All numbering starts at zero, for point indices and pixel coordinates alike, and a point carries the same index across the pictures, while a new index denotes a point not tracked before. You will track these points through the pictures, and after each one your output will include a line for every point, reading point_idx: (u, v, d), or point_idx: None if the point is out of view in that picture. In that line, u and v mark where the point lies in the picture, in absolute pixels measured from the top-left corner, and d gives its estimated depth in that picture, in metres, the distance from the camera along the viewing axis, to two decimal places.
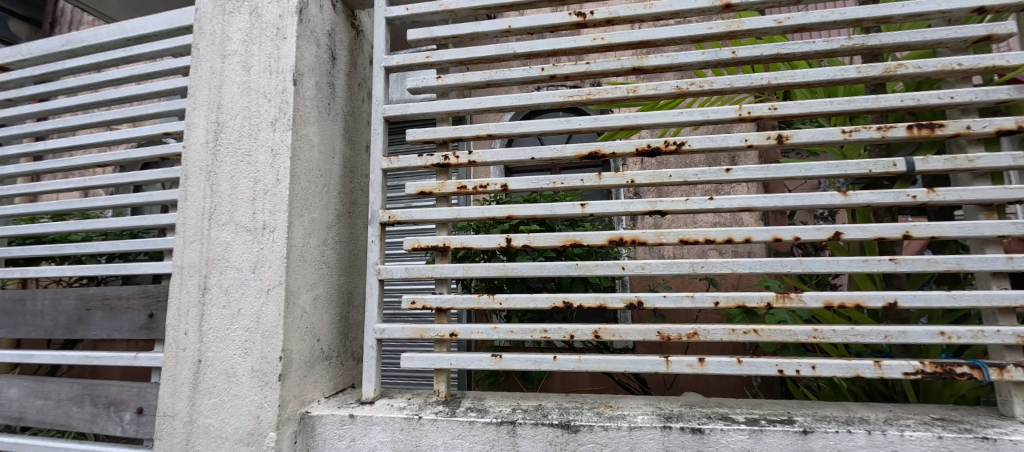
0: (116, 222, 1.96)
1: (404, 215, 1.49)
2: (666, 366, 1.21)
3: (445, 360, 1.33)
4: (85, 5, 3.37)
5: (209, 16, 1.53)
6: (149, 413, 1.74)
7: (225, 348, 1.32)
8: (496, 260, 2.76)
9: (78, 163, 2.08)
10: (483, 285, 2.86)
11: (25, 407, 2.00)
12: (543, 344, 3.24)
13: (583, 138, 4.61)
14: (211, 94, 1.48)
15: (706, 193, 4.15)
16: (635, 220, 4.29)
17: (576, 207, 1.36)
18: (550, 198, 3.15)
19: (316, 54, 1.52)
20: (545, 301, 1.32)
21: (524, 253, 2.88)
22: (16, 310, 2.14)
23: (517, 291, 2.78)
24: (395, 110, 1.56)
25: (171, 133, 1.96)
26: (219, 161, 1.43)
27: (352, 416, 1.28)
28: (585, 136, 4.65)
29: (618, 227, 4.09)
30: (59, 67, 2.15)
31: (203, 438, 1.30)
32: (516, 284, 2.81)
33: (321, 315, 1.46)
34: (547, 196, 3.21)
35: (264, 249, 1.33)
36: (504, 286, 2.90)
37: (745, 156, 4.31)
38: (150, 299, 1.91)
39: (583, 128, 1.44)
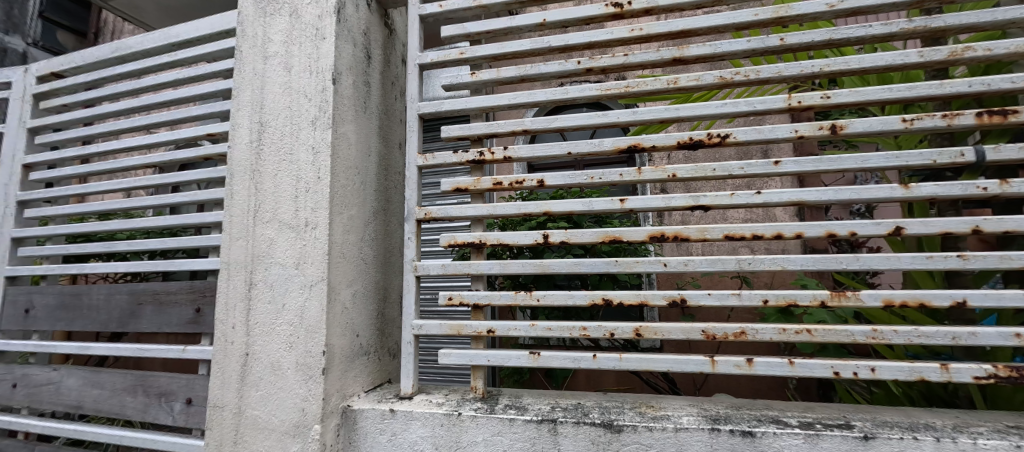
0: (160, 222, 2.03)
1: (440, 212, 1.51)
2: (711, 366, 1.15)
3: (483, 357, 1.34)
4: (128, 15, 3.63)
5: (251, 19, 1.57)
6: (198, 405, 1.83)
7: (271, 342, 1.35)
8: (523, 257, 2.78)
9: (125, 164, 2.17)
10: (508, 283, 2.77)
11: (83, 396, 2.11)
12: (570, 342, 3.23)
13: (609, 134, 4.59)
14: (254, 95, 1.52)
15: (737, 187, 4.03)
16: (662, 216, 4.24)
17: (614, 203, 1.34)
18: (578, 194, 3.15)
19: (353, 53, 1.54)
20: (584, 298, 1.30)
21: (552, 250, 2.87)
22: (72, 303, 2.25)
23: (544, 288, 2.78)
24: (429, 107, 1.59)
25: (214, 134, 2.03)
26: (262, 160, 1.47)
27: (392, 411, 1.28)
28: (611, 131, 4.62)
29: (644, 224, 4.05)
30: (109, 73, 2.26)
31: (251, 430, 1.33)
32: (543, 280, 2.81)
33: (360, 310, 1.48)
34: (574, 193, 3.19)
35: (307, 245, 1.36)
36: (530, 284, 2.90)
37: (778, 149, 4.17)
38: (197, 295, 1.99)
39: (620, 122, 1.41)
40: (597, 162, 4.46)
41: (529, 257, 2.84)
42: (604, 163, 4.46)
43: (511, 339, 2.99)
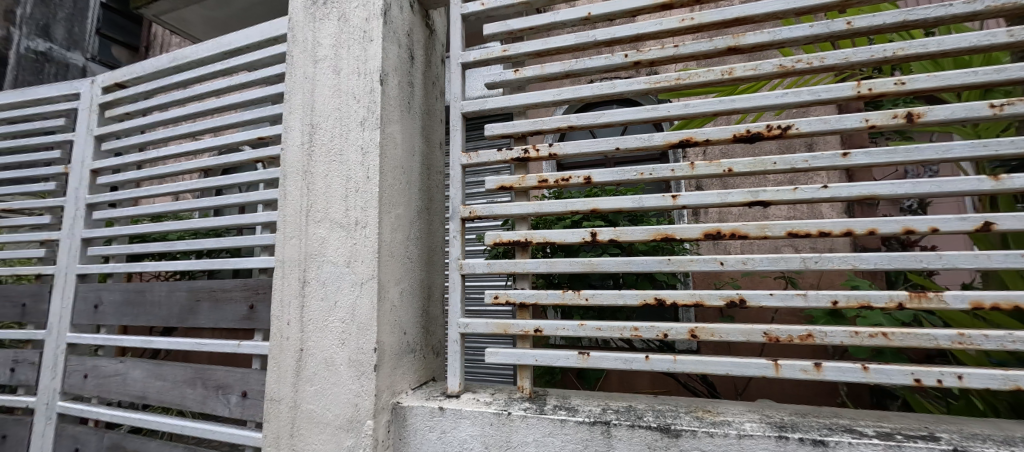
0: (212, 222, 2.11)
1: (485, 211, 1.52)
2: (775, 370, 1.11)
3: (530, 356, 1.33)
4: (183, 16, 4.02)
5: (302, 24, 1.63)
6: (253, 397, 1.92)
7: (324, 338, 1.39)
8: (556, 256, 2.74)
9: (181, 167, 2.27)
10: (542, 282, 2.73)
11: (148, 387, 2.24)
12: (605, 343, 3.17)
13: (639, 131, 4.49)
14: (305, 98, 1.57)
15: (780, 183, 3.86)
16: (698, 214, 4.09)
17: (666, 199, 1.31)
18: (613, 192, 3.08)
19: (398, 54, 1.56)
20: (634, 297, 1.27)
21: (586, 249, 2.82)
22: (136, 299, 2.39)
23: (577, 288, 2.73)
24: (472, 106, 1.59)
25: (264, 138, 2.11)
26: (314, 161, 1.51)
27: (441, 409, 1.29)
28: (641, 128, 4.52)
29: (680, 222, 3.92)
30: (167, 82, 2.39)
31: (307, 423, 1.37)
32: (577, 280, 2.76)
33: (407, 308, 1.50)
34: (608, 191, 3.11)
35: (357, 243, 1.39)
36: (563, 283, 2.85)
37: (824, 142, 3.96)
38: (251, 292, 2.08)
39: (672, 115, 1.37)
40: (627, 159, 4.33)
41: (562, 256, 2.79)
42: (634, 161, 4.32)
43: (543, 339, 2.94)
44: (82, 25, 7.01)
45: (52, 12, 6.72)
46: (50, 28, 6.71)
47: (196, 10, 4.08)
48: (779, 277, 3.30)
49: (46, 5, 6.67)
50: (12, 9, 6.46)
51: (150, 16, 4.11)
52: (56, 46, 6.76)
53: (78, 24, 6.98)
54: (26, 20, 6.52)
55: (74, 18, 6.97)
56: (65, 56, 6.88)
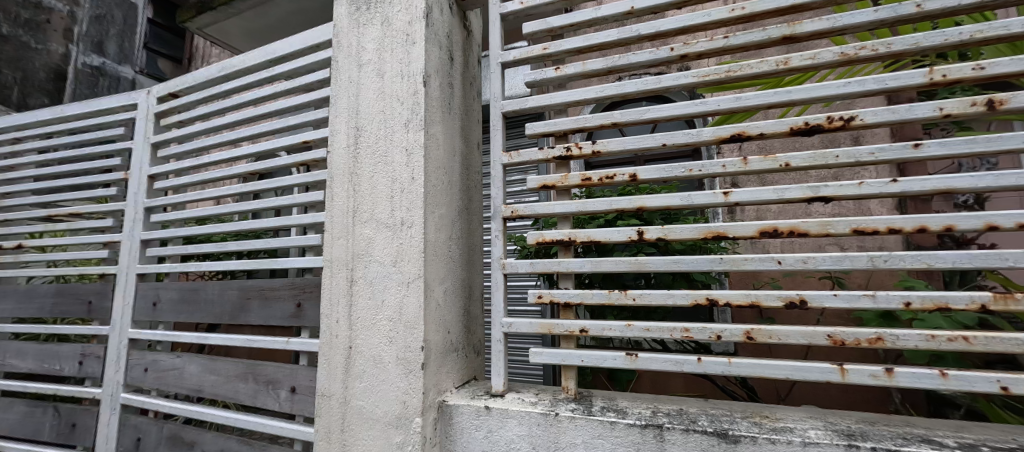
0: (260, 224, 2.19)
1: (527, 210, 1.53)
2: (841, 374, 1.05)
3: (576, 357, 1.32)
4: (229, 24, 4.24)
5: (346, 30, 1.67)
6: (302, 392, 1.99)
7: (372, 336, 1.42)
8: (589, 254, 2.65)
9: (231, 171, 2.38)
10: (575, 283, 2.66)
11: (203, 380, 2.35)
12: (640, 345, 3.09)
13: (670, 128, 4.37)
14: (350, 101, 1.61)
15: (823, 179, 3.69)
16: (734, 212, 3.94)
17: (717, 196, 1.27)
18: (647, 189, 2.91)
19: (439, 56, 1.59)
20: (685, 297, 1.23)
21: (620, 249, 2.74)
22: (190, 297, 2.52)
23: (610, 288, 2.63)
24: (513, 105, 1.60)
25: (309, 141, 2.19)
26: (359, 163, 1.55)
27: (487, 408, 1.31)
28: (671, 125, 4.40)
29: (716, 220, 3.79)
30: (217, 90, 2.50)
31: (356, 419, 1.41)
32: (609, 280, 2.67)
33: (451, 307, 1.52)
34: (642, 187, 2.89)
35: (404, 243, 1.42)
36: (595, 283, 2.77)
37: (872, 135, 3.75)
38: (298, 290, 2.16)
39: (721, 109, 1.31)
40: (658, 157, 4.15)
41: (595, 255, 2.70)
42: (665, 159, 4.17)
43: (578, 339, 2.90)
44: (128, 40, 7.67)
45: (104, 29, 7.30)
46: (101, 43, 7.22)
47: (235, 22, 4.26)
48: (825, 278, 3.13)
49: (100, 23, 7.22)
50: (71, 27, 6.75)
51: (193, 28, 4.31)
52: (110, 61, 7.35)
53: (125, 38, 7.62)
54: (83, 38, 6.91)
55: (124, 34, 7.60)
56: (117, 70, 7.49)
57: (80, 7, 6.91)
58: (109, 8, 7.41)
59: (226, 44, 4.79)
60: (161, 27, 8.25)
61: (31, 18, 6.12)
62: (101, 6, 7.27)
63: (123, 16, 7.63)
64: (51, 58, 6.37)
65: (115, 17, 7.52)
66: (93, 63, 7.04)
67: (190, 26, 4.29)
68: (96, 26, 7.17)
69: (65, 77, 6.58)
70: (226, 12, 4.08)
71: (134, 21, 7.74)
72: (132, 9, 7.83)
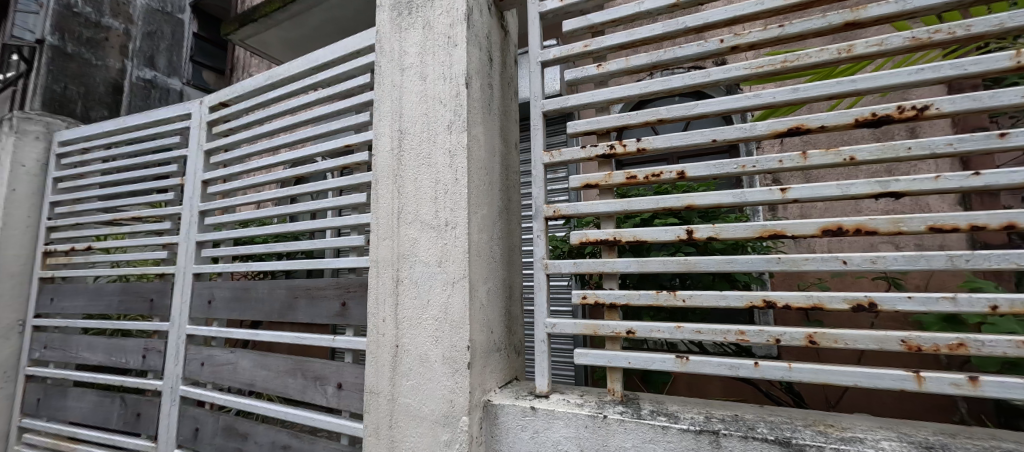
0: (306, 226, 2.27)
1: (570, 210, 1.52)
2: (917, 383, 1.02)
3: (623, 358, 1.32)
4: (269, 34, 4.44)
5: (388, 35, 1.71)
6: (348, 388, 2.05)
7: (418, 335, 1.45)
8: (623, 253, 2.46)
9: (279, 176, 2.47)
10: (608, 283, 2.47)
11: (255, 375, 2.47)
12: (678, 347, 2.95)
13: (704, 124, 4.18)
14: (393, 105, 1.64)
15: (875, 173, 3.48)
16: (776, 209, 3.76)
17: (773, 192, 1.23)
18: (682, 188, 2.75)
19: (480, 57, 1.59)
20: (739, 299, 1.21)
21: (657, 248, 2.55)
22: (242, 296, 2.64)
23: (647, 288, 2.43)
24: (554, 104, 1.60)
25: (352, 145, 2.25)
26: (403, 165, 1.58)
27: (534, 408, 1.32)
28: (705, 122, 4.20)
29: (756, 218, 3.64)
30: (264, 98, 2.62)
31: (404, 416, 1.44)
32: (645, 281, 2.46)
33: (494, 307, 1.53)
34: (678, 186, 2.76)
35: (448, 244, 1.44)
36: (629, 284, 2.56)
37: (930, 126, 3.48)
38: (342, 289, 2.22)
39: (778, 102, 1.29)
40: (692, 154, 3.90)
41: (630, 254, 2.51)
42: (699, 155, 3.92)
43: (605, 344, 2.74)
44: (177, 54, 8.60)
45: (154, 44, 8.12)
46: (152, 58, 8.00)
47: (276, 32, 4.45)
48: (877, 279, 2.96)
49: (151, 38, 8.08)
50: (127, 44, 7.49)
51: (236, 40, 4.52)
52: (159, 74, 8.22)
53: (173, 52, 8.52)
54: (138, 53, 7.65)
55: (173, 47, 8.53)
56: (165, 82, 8.26)
57: (133, 25, 7.68)
58: (159, 25, 8.26)
59: (266, 55, 5.00)
60: (202, 40, 9.18)
61: (92, 38, 6.86)
62: (152, 23, 8.11)
63: (172, 32, 8.57)
64: (110, 73, 7.01)
65: (166, 33, 8.42)
66: (145, 75, 7.76)
67: (233, 39, 4.50)
68: (149, 42, 8.05)
69: (123, 90, 7.29)
70: (266, 23, 4.26)
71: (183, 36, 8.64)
72: (179, 24, 8.70)
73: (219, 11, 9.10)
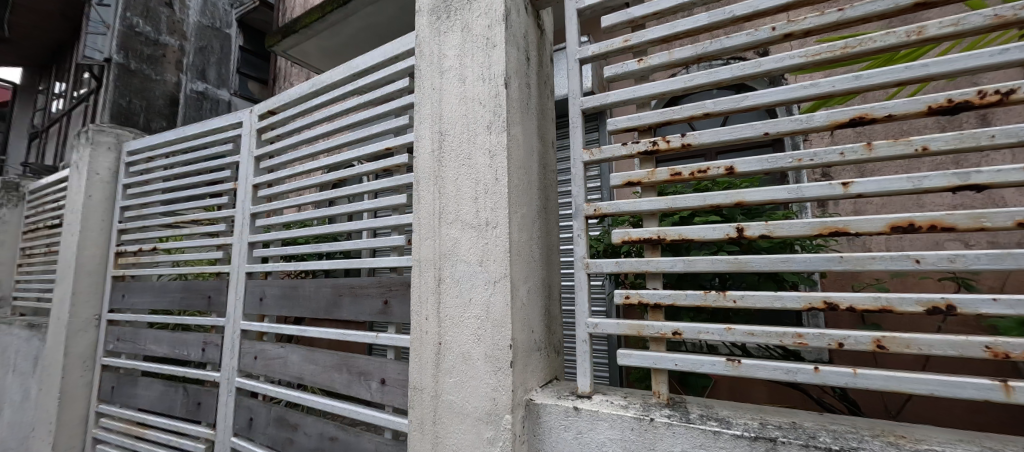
0: (349, 227, 2.33)
1: (611, 208, 1.49)
2: (1004, 393, 0.95)
3: (669, 360, 1.28)
4: (309, 44, 4.63)
5: (427, 39, 1.73)
6: (391, 384, 2.11)
7: (461, 333, 1.46)
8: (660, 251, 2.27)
9: (323, 179, 2.56)
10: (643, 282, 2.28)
11: (303, 369, 2.57)
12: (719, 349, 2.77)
13: (745, 118, 3.96)
14: (433, 107, 1.67)
15: (940, 165, 3.21)
16: (827, 205, 3.55)
17: (834, 187, 1.17)
18: (725, 186, 2.56)
19: (518, 57, 1.59)
20: (796, 300, 1.16)
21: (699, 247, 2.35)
22: (290, 294, 2.77)
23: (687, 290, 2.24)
24: (593, 101, 1.58)
25: (392, 148, 2.31)
26: (444, 166, 1.60)
27: (576, 409, 1.32)
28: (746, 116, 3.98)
29: (804, 216, 3.45)
30: (309, 105, 2.73)
31: (447, 413, 1.46)
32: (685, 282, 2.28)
33: (534, 306, 1.52)
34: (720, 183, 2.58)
35: (489, 243, 1.44)
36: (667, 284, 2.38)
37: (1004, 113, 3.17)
38: (385, 288, 2.28)
39: (836, 91, 1.22)
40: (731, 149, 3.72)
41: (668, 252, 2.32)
42: (740, 150, 3.71)
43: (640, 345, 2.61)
44: (225, 67, 9.20)
45: (205, 58, 8.89)
46: (204, 71, 8.88)
47: (315, 42, 4.63)
48: (944, 279, 2.74)
49: (202, 53, 8.85)
50: (181, 59, 8.55)
51: (279, 51, 4.73)
52: (210, 86, 8.96)
53: (222, 66, 9.12)
54: (191, 67, 8.64)
55: (222, 62, 9.11)
56: (217, 93, 9.04)
57: (187, 41, 8.67)
58: (209, 40, 8.94)
59: (306, 64, 5.20)
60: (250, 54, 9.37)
61: (152, 55, 8.07)
62: (203, 39, 8.85)
63: (221, 46, 9.10)
64: (168, 87, 8.29)
65: (215, 47, 9.02)
66: (197, 88, 8.73)
67: (277, 50, 4.71)
68: (201, 57, 8.86)
69: (178, 102, 8.45)
70: (307, 34, 4.43)
71: (231, 49, 9.18)
72: (227, 38, 9.18)
73: (262, 24, 9.56)
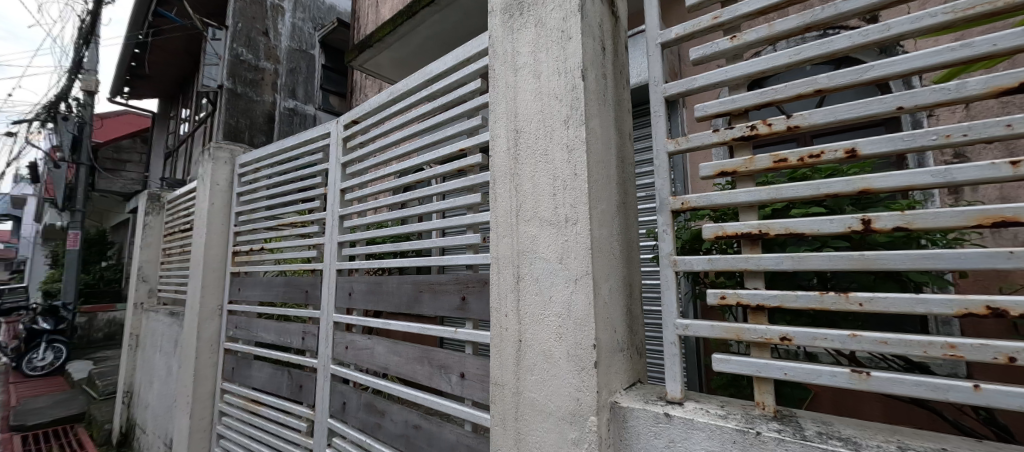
0: (425, 226, 2.41)
1: (701, 201, 1.37)
2: None
3: (777, 369, 1.16)
4: (381, 58, 4.91)
5: (501, 39, 1.74)
6: (470, 378, 2.14)
7: (541, 331, 1.44)
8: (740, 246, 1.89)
9: (401, 181, 2.68)
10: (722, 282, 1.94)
11: (389, 360, 2.71)
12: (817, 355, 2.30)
13: (846, 96, 3.35)
14: (508, 105, 1.66)
15: None
16: (961, 192, 3.00)
17: (1001, 166, 0.97)
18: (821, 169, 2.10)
19: (594, 47, 1.52)
20: (946, 305, 0.99)
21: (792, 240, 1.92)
22: (375, 290, 2.93)
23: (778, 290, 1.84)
24: (677, 87, 1.46)
25: (465, 149, 2.35)
26: (520, 164, 1.58)
27: (668, 415, 1.25)
28: (846, 95, 3.36)
29: (931, 204, 2.93)
30: (388, 112, 2.88)
31: (530, 410, 1.44)
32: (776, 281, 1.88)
33: (616, 306, 1.45)
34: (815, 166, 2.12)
35: (569, 240, 1.40)
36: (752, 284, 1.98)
37: None
38: (462, 285, 2.33)
39: (1002, 50, 1.02)
40: (829, 133, 3.18)
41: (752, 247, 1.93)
42: (843, 133, 3.12)
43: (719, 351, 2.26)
44: (311, 84, 9.97)
45: (295, 78, 9.73)
46: (293, 90, 9.64)
47: (387, 54, 4.89)
48: None
49: (293, 74, 9.70)
50: (275, 80, 9.44)
51: (356, 66, 5.06)
52: (299, 102, 9.79)
53: (310, 84, 9.95)
54: (283, 87, 9.45)
55: (309, 80, 9.89)
56: (305, 109, 9.86)
57: (280, 65, 9.56)
58: (297, 62, 9.80)
59: (380, 76, 5.51)
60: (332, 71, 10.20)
61: (253, 79, 9.04)
62: (293, 61, 9.71)
63: (307, 66, 9.92)
64: (266, 106, 9.25)
65: (302, 68, 9.87)
66: (288, 105, 9.57)
67: (354, 65, 5.04)
68: (291, 77, 9.70)
69: (274, 119, 9.36)
70: (380, 47, 4.69)
71: (316, 68, 10.01)
72: (312, 58, 10.04)
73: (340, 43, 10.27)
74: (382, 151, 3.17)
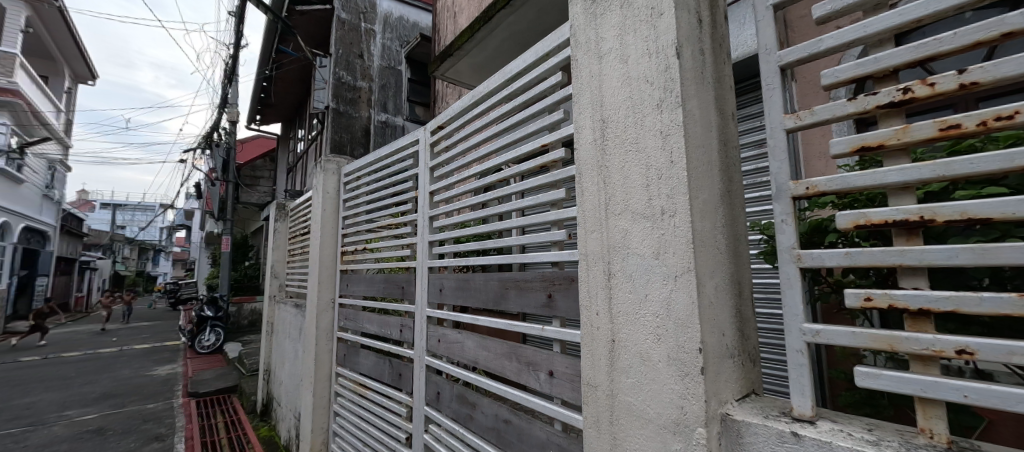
0: (507, 223, 2.39)
1: (833, 184, 1.15)
2: None
3: (951, 388, 0.93)
4: (461, 65, 5.05)
5: (583, 26, 1.64)
6: (559, 377, 2.08)
7: (637, 331, 1.32)
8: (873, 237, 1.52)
9: (485, 181, 2.70)
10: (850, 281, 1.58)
11: (478, 354, 2.74)
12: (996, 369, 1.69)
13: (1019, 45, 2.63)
14: (593, 94, 1.56)
15: None
16: None
17: None
18: None
19: (689, 20, 1.35)
20: None
21: None
22: (463, 286, 2.99)
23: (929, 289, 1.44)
24: (797, 52, 1.25)
25: (548, 144, 2.28)
26: (607, 156, 1.48)
27: (796, 434, 1.07)
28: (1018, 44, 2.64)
29: None
30: (470, 114, 2.92)
31: (626, 416, 1.34)
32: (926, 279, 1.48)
33: (723, 307, 1.28)
34: None
35: (666, 234, 1.26)
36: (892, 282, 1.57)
37: None
38: (548, 282, 2.27)
39: None
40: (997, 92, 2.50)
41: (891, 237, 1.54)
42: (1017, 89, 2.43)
43: (850, 361, 1.91)
44: (400, 97, 10.57)
45: (386, 94, 10.36)
46: (385, 103, 10.31)
47: (467, 61, 5.01)
48: None
49: (384, 90, 10.32)
50: (370, 97, 10.17)
51: (439, 75, 5.26)
52: (390, 115, 10.42)
53: (399, 97, 10.55)
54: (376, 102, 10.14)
55: (398, 93, 10.51)
56: (395, 120, 10.49)
57: (373, 82, 10.24)
58: (387, 78, 10.39)
59: (461, 82, 5.65)
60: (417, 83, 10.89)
61: (353, 98, 9.87)
62: (383, 78, 10.34)
63: (396, 81, 10.54)
64: (363, 122, 10.02)
65: (392, 83, 10.51)
66: (381, 118, 10.25)
67: (437, 74, 5.25)
68: (382, 92, 10.32)
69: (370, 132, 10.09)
70: (459, 54, 4.82)
71: (404, 81, 10.60)
72: (398, 74, 10.61)
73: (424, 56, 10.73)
74: (466, 155, 3.22)
